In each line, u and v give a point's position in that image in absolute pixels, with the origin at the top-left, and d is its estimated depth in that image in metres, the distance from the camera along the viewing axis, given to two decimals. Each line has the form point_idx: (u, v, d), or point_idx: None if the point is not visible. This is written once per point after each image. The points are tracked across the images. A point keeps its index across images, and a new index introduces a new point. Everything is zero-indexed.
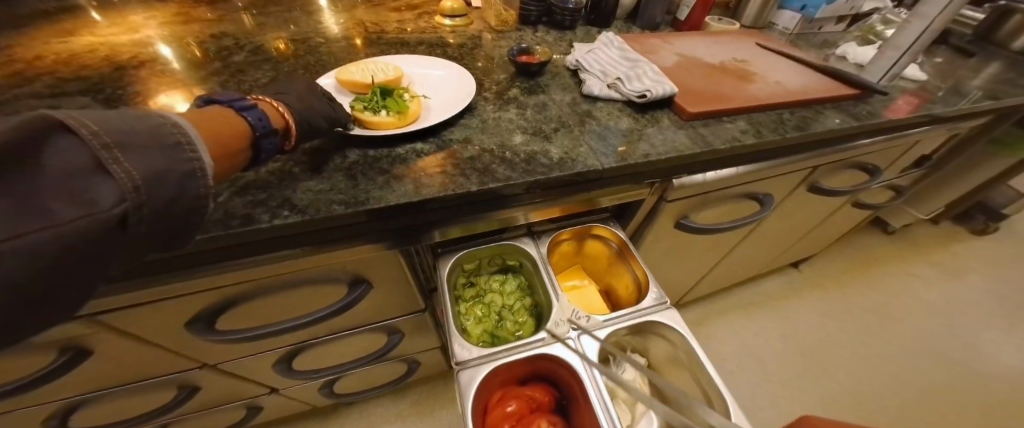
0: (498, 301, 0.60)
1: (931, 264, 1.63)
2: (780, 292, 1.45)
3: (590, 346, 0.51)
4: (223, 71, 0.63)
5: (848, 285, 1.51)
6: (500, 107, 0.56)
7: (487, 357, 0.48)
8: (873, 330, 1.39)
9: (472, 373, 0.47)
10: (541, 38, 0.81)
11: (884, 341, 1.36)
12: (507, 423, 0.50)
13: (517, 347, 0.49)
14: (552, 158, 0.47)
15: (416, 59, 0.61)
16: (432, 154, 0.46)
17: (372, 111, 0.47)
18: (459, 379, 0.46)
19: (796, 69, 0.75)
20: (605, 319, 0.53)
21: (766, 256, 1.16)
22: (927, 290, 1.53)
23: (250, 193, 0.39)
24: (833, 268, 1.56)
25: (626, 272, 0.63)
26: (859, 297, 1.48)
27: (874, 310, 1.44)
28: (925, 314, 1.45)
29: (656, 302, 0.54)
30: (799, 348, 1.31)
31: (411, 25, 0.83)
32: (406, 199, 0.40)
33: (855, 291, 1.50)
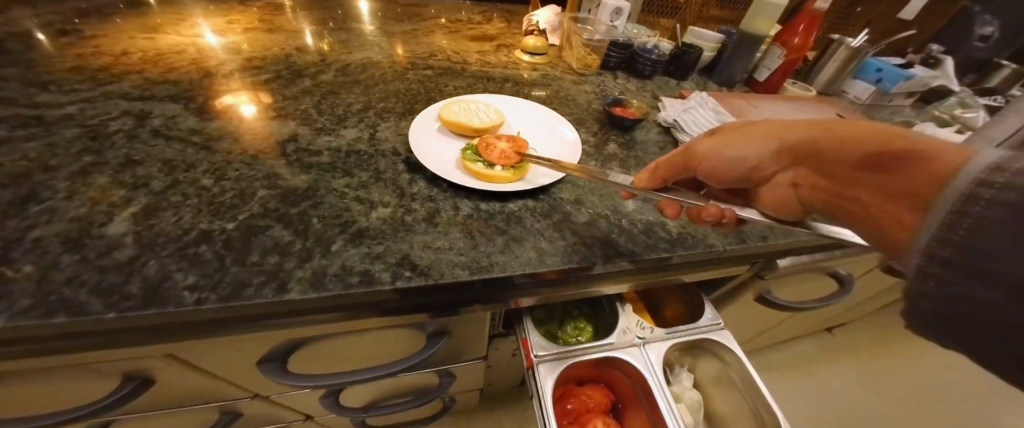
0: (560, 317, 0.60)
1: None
2: (813, 356, 1.40)
3: (655, 355, 0.51)
4: (313, 90, 0.62)
5: (882, 355, 1.46)
6: (603, 164, 0.53)
7: (560, 354, 0.48)
8: (909, 405, 1.32)
9: (546, 367, 0.47)
10: (622, 86, 0.80)
11: (926, 421, 1.29)
12: (566, 419, 0.53)
13: (588, 347, 0.49)
14: (670, 232, 0.44)
15: (513, 101, 0.60)
16: (547, 215, 0.43)
17: (487, 162, 0.45)
18: (535, 373, 0.46)
19: None
20: (667, 332, 0.53)
21: (813, 322, 1.12)
22: (969, 372, 1.46)
23: (366, 243, 0.37)
24: (867, 337, 1.51)
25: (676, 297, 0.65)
26: (893, 369, 1.42)
27: (910, 386, 1.38)
28: (967, 396, 1.39)
29: (711, 322, 0.54)
30: (839, 418, 1.24)
31: (492, 58, 0.82)
32: (530, 268, 0.37)
33: (889, 362, 1.44)
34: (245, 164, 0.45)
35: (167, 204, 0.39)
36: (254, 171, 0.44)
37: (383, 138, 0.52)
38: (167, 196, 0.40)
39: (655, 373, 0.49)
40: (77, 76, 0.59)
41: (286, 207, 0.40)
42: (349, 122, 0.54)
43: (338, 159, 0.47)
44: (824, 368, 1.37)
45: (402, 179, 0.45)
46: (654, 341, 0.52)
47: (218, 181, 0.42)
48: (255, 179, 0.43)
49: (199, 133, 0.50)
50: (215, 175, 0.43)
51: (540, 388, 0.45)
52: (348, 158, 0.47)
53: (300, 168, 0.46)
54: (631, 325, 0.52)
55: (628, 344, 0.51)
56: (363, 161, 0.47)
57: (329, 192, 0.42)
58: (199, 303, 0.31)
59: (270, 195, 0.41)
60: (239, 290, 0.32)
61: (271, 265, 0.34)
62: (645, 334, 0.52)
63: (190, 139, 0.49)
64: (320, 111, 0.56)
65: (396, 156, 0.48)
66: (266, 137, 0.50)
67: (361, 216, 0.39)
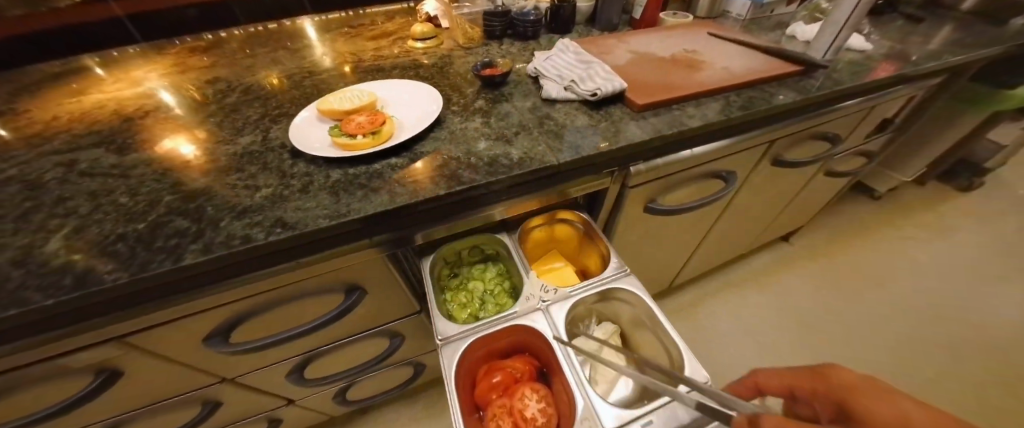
0: (480, 287, 0.62)
1: (928, 226, 1.64)
2: (771, 267, 1.48)
3: (559, 315, 0.53)
4: (219, 112, 0.70)
5: (837, 251, 1.54)
6: (467, 118, 0.61)
7: (466, 332, 0.51)
8: (864, 291, 1.42)
9: (453, 348, 0.49)
10: (506, 50, 0.87)
11: (882, 304, 1.38)
12: (496, 394, 0.51)
13: (469, 275, 0.57)
14: (512, 158, 0.52)
15: (387, 83, 0.67)
16: (405, 167, 0.51)
17: (349, 134, 0.53)
18: (443, 353, 0.49)
19: (743, 54, 0.80)
20: (571, 291, 0.56)
21: (750, 232, 1.20)
22: (922, 252, 1.54)
23: (249, 215, 0.45)
24: (824, 238, 1.59)
25: (592, 249, 0.67)
26: (848, 262, 1.51)
27: (866, 274, 1.47)
28: (920, 274, 1.47)
29: (616, 271, 0.58)
30: (797, 321, 1.33)
31: (386, 52, 0.90)
32: (382, 208, 0.46)
33: (845, 257, 1.53)
34: (156, 180, 0.54)
35: (91, 221, 0.48)
36: (163, 184, 0.53)
37: (274, 138, 0.60)
38: (92, 216, 0.49)
39: (556, 325, 0.52)
40: (16, 144, 0.68)
41: (187, 204, 0.48)
42: (246, 131, 0.63)
43: (234, 161, 0.56)
44: (781, 277, 1.45)
45: (286, 164, 0.53)
46: (534, 257, 0.60)
47: (132, 197, 0.51)
48: (163, 189, 0.52)
49: (119, 166, 0.58)
50: (130, 193, 0.52)
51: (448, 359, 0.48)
52: (241, 158, 0.56)
53: (202, 174, 0.54)
54: (511, 252, 0.60)
55: (532, 310, 0.54)
56: (254, 158, 0.56)
57: (224, 186, 0.51)
58: (115, 281, 0.40)
59: (174, 199, 0.50)
60: (147, 266, 0.41)
61: (172, 245, 0.43)
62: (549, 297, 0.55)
63: (111, 171, 0.57)
64: (223, 128, 0.65)
65: (282, 149, 0.57)
66: (175, 157, 0.59)
67: (247, 198, 0.48)
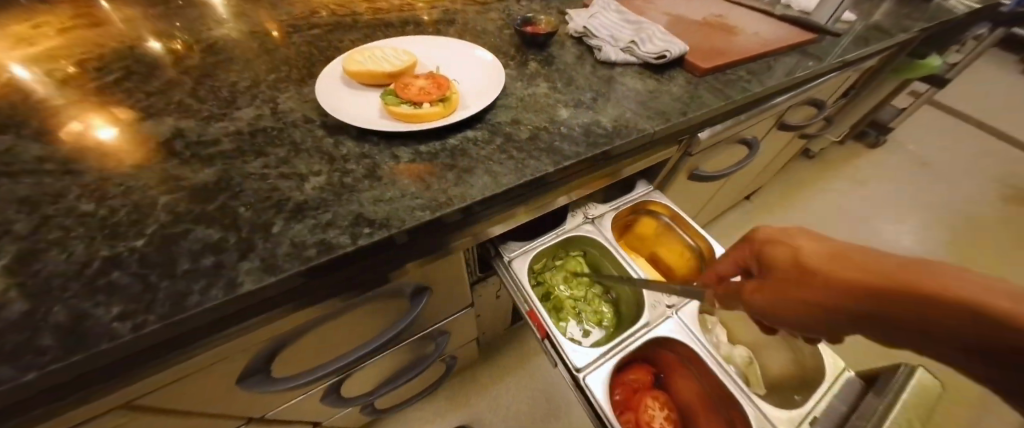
0: (575, 296, 0.58)
1: (851, 178, 1.93)
2: (739, 223, 1.64)
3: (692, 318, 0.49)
4: (183, 80, 0.52)
5: (788, 205, 1.76)
6: (529, 83, 0.53)
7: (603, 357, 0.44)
8: None
9: (596, 378, 0.42)
10: (528, 7, 0.77)
11: None
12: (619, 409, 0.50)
13: (548, 236, 0.54)
14: (606, 127, 0.47)
15: (418, 39, 0.55)
16: (489, 141, 0.43)
17: (411, 102, 0.42)
18: (588, 387, 0.42)
19: (762, 20, 0.81)
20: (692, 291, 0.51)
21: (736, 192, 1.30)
22: (847, 201, 1.81)
23: (310, 215, 0.34)
24: (777, 195, 1.80)
25: (676, 242, 0.64)
26: (796, 213, 1.73)
27: (811, 222, 1.69)
28: (850, 220, 1.72)
29: None
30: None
31: (382, 4, 0.74)
32: (489, 192, 0.37)
33: (793, 209, 1.74)
34: (130, 176, 0.38)
35: (44, 244, 0.32)
36: (144, 180, 0.37)
37: (288, 110, 0.46)
38: (42, 235, 0.33)
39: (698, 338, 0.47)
40: None
41: (199, 207, 0.35)
42: (241, 103, 0.47)
43: (243, 142, 0.41)
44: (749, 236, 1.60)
45: (326, 144, 0.41)
46: (605, 217, 0.57)
47: (102, 202, 0.35)
48: (150, 188, 0.37)
49: (54, 160, 0.41)
50: (96, 198, 0.36)
51: (597, 405, 0.40)
52: (254, 139, 0.42)
53: (202, 164, 0.39)
54: (578, 210, 0.57)
55: (662, 318, 0.49)
56: (274, 138, 0.42)
57: (248, 177, 0.37)
58: (138, 330, 0.27)
59: (175, 200, 0.35)
60: (181, 302, 0.28)
61: (210, 267, 0.30)
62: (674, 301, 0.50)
63: (45, 168, 0.40)
64: (201, 100, 0.48)
65: (309, 124, 0.43)
66: (145, 142, 0.42)
67: (293, 191, 0.36)
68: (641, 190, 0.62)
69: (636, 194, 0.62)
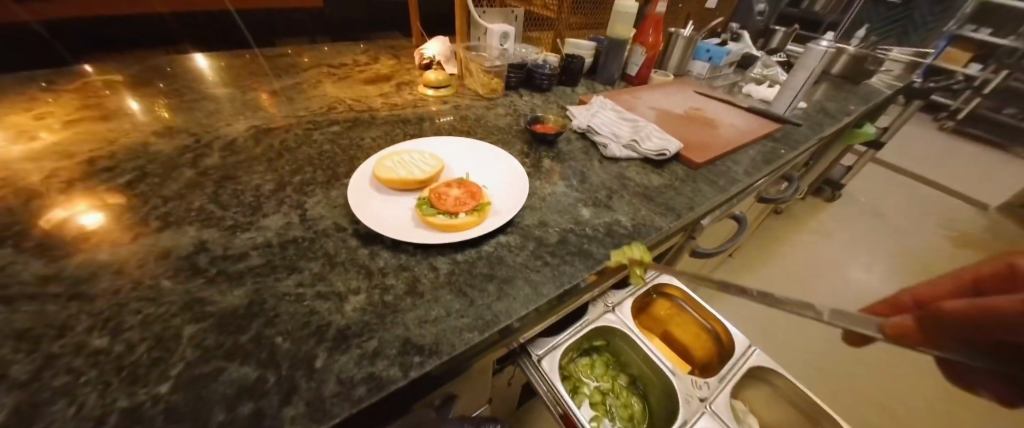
0: (604, 390, 0.58)
1: (816, 232, 2.08)
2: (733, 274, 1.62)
3: (724, 410, 0.51)
4: (204, 181, 0.51)
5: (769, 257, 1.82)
6: (547, 181, 0.57)
7: None
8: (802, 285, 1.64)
9: None
10: (531, 102, 0.85)
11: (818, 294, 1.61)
12: None
13: (574, 329, 0.54)
14: (626, 226, 0.50)
15: (442, 142, 0.59)
16: (523, 247, 0.44)
17: (447, 212, 0.44)
18: None
19: (733, 111, 0.92)
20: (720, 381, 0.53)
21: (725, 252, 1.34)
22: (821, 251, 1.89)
23: (355, 344, 0.32)
24: (756, 248, 1.88)
25: (690, 323, 0.67)
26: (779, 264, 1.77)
27: (796, 272, 1.73)
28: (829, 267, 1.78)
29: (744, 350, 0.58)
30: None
31: (397, 99, 0.80)
32: (532, 305, 0.37)
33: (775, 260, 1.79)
34: (149, 300, 0.35)
35: (44, 394, 0.28)
36: (167, 305, 0.35)
37: (318, 216, 0.46)
38: (40, 383, 0.29)
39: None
40: None
41: (232, 338, 0.32)
42: (268, 208, 0.47)
43: (275, 255, 0.40)
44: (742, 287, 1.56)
45: (362, 256, 0.41)
46: (623, 303, 0.60)
47: (117, 335, 0.32)
48: (173, 315, 0.34)
49: (55, 279, 0.37)
50: (109, 330, 0.33)
51: None
52: (286, 251, 0.41)
53: (229, 281, 0.37)
54: (599, 300, 0.59)
55: (698, 414, 0.49)
56: (307, 249, 0.41)
57: (282, 298, 0.36)
58: None
59: (203, 329, 0.33)
60: None
61: (249, 416, 0.28)
62: (704, 393, 0.52)
63: (44, 291, 0.36)
64: (224, 205, 0.47)
65: (342, 232, 0.44)
66: (164, 255, 0.40)
67: (333, 315, 0.35)
68: (652, 273, 0.64)
69: (649, 277, 0.64)
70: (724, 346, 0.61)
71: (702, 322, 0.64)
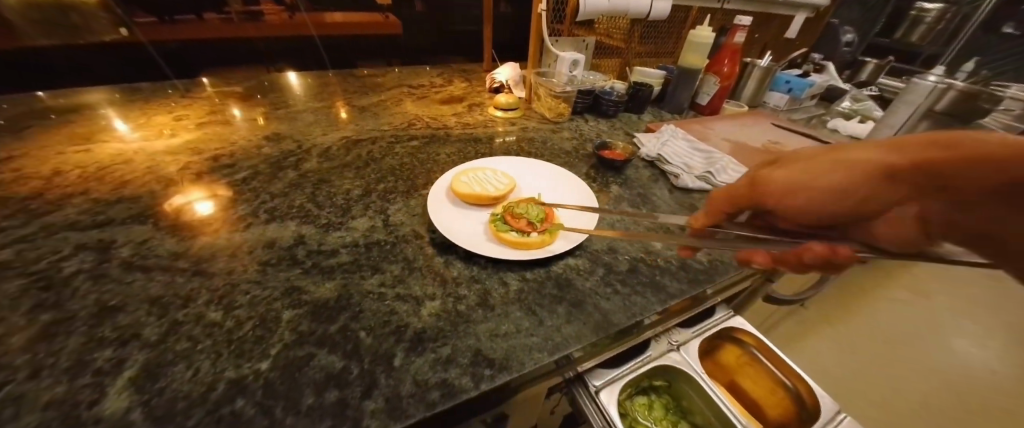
0: None
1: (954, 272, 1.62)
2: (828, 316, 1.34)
3: None
4: (303, 182, 0.58)
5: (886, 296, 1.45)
6: (615, 208, 0.56)
7: None
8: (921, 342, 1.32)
9: None
10: (596, 127, 0.86)
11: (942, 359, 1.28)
12: None
13: (634, 365, 0.51)
14: (701, 262, 0.47)
15: (513, 161, 0.61)
16: (592, 272, 0.43)
17: (520, 230, 0.45)
18: None
19: (818, 147, 0.84)
20: None
21: None
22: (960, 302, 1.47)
23: (430, 348, 0.34)
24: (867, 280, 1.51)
25: (765, 375, 0.60)
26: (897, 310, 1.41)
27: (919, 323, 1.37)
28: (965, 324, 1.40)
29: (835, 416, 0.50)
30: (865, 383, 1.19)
31: (469, 118, 0.85)
32: (603, 333, 0.36)
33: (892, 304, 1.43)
34: (255, 283, 0.40)
35: (171, 355, 0.33)
36: (269, 290, 0.39)
37: (398, 222, 0.49)
38: (169, 345, 0.34)
39: None
40: None
41: (322, 327, 0.35)
42: (355, 211, 0.51)
43: (360, 255, 0.44)
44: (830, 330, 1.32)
45: (437, 264, 0.43)
46: (689, 344, 0.55)
47: (229, 311, 0.37)
48: (274, 299, 0.38)
49: (184, 256, 0.44)
50: (223, 305, 0.37)
51: None
52: (370, 252, 0.44)
53: (320, 275, 0.41)
54: (662, 336, 0.55)
55: None
56: (388, 253, 0.44)
57: (366, 295, 0.39)
58: None
59: (298, 315, 0.36)
60: None
61: (334, 403, 0.29)
62: None
63: (175, 265, 0.42)
64: (319, 204, 0.53)
65: (420, 239, 0.46)
66: (269, 245, 0.45)
67: (410, 317, 0.36)
68: (721, 314, 0.59)
69: (718, 319, 0.59)
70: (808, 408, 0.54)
71: (781, 376, 0.57)
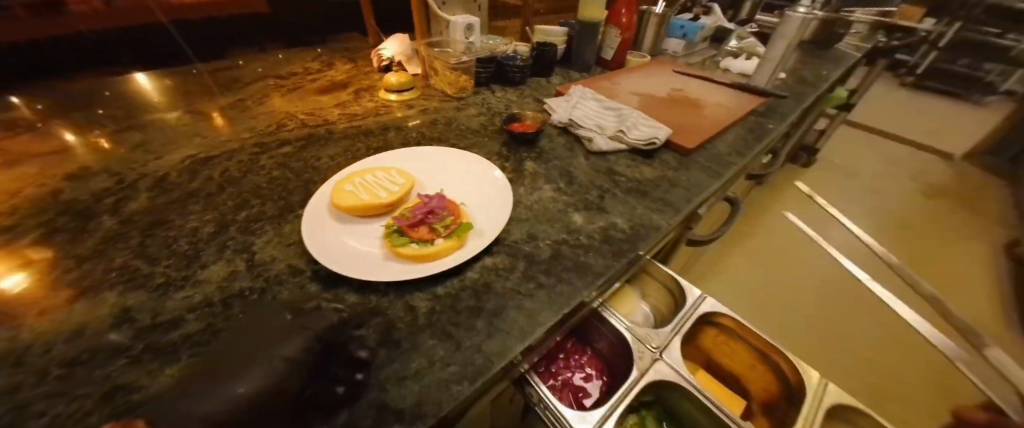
0: None
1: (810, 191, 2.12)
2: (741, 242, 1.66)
3: None
4: (128, 230, 0.43)
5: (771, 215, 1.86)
6: (531, 187, 0.51)
7: None
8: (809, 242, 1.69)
9: None
10: (504, 98, 0.79)
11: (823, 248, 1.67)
12: None
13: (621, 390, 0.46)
14: (624, 230, 0.45)
15: (410, 154, 0.53)
16: (511, 269, 0.39)
17: (420, 239, 0.38)
18: None
19: (715, 88, 0.88)
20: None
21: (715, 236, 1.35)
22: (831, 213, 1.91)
23: (320, 420, 0.26)
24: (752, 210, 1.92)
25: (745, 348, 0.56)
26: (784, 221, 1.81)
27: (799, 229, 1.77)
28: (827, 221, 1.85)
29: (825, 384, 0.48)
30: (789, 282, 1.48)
31: (355, 107, 0.71)
32: (529, 340, 0.32)
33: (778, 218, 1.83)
34: (51, 399, 0.28)
35: None
36: (75, 403, 0.28)
37: (270, 260, 0.39)
38: None
39: None
40: None
41: None
42: (208, 256, 0.40)
43: (216, 318, 0.33)
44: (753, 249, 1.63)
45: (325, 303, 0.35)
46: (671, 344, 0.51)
47: None
48: (85, 415, 0.27)
49: None
50: None
51: None
52: (230, 309, 0.34)
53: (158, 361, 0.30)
54: (641, 346, 0.50)
55: None
56: (257, 305, 0.34)
57: None
58: None
59: None
60: None
61: None
62: None
63: None
64: (153, 259, 0.40)
65: (300, 275, 0.37)
66: (73, 335, 0.32)
67: None
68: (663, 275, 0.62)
69: (693, 305, 0.56)
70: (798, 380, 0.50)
71: (762, 353, 0.54)
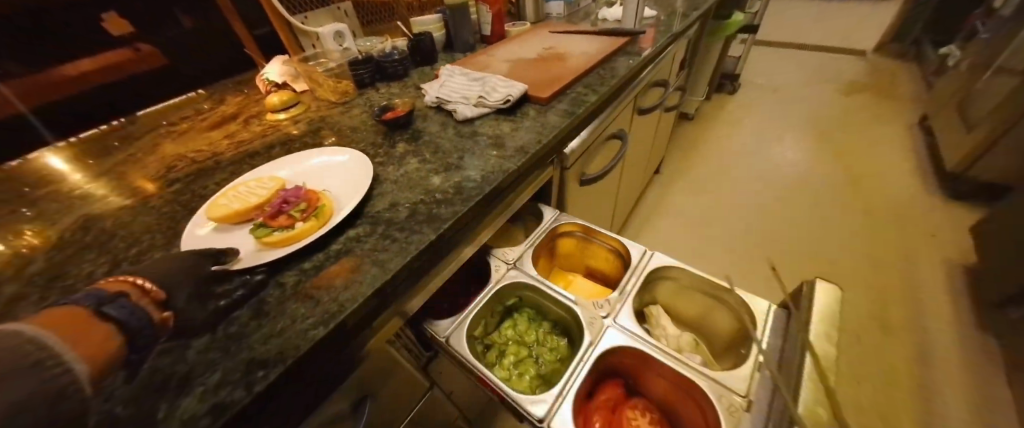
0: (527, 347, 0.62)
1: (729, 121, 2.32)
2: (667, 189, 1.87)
3: (625, 315, 0.56)
4: (25, 289, 0.47)
5: (696, 157, 2.07)
6: (399, 164, 0.57)
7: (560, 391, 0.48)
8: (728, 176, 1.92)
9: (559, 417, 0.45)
10: (387, 93, 0.84)
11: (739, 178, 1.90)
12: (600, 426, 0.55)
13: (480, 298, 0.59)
14: (474, 179, 0.52)
15: (284, 162, 0.58)
16: (370, 233, 0.45)
17: (282, 227, 0.43)
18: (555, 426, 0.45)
19: (584, 39, 0.95)
20: (621, 292, 0.59)
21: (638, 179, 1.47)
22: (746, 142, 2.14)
23: (198, 383, 0.32)
24: (680, 153, 2.11)
25: (598, 247, 0.72)
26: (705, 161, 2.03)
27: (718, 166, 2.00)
28: (744, 151, 2.08)
29: (642, 255, 0.64)
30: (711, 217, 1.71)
31: (244, 134, 0.75)
32: (377, 283, 0.39)
33: (701, 159, 2.05)
34: None
35: None
36: None
37: None
38: None
39: (640, 336, 0.53)
40: None
41: None
42: None
43: None
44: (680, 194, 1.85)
45: None
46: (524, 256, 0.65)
47: None
48: None
49: None
50: None
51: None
52: None
53: None
54: (501, 261, 0.65)
55: (600, 330, 0.54)
56: None
57: None
58: None
59: None
60: None
61: None
62: (605, 309, 0.57)
63: None
64: (50, 306, 0.44)
65: None
66: None
67: (174, 364, 0.34)
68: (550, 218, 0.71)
69: (548, 223, 0.71)
70: (628, 255, 0.67)
71: (604, 246, 0.70)
